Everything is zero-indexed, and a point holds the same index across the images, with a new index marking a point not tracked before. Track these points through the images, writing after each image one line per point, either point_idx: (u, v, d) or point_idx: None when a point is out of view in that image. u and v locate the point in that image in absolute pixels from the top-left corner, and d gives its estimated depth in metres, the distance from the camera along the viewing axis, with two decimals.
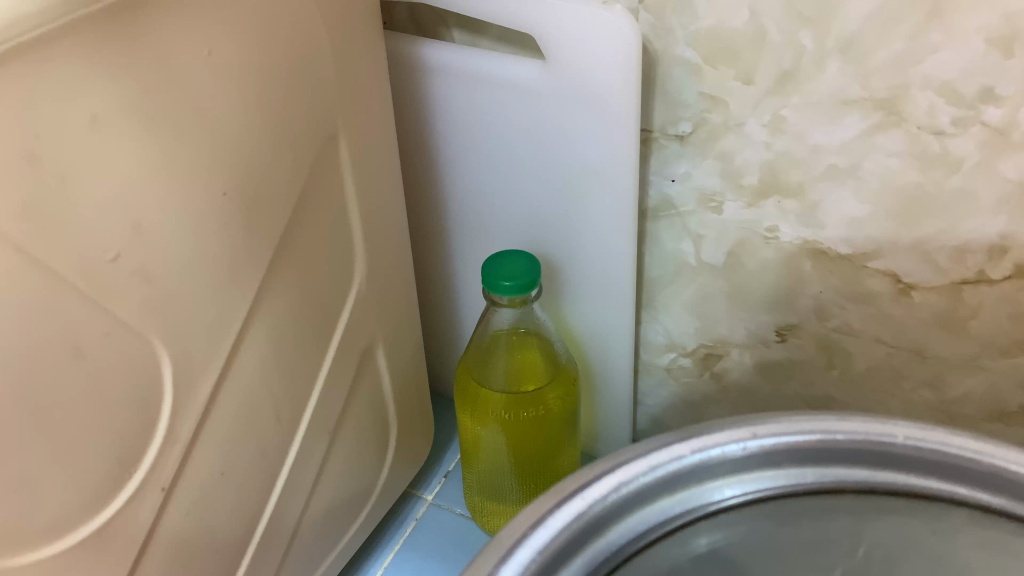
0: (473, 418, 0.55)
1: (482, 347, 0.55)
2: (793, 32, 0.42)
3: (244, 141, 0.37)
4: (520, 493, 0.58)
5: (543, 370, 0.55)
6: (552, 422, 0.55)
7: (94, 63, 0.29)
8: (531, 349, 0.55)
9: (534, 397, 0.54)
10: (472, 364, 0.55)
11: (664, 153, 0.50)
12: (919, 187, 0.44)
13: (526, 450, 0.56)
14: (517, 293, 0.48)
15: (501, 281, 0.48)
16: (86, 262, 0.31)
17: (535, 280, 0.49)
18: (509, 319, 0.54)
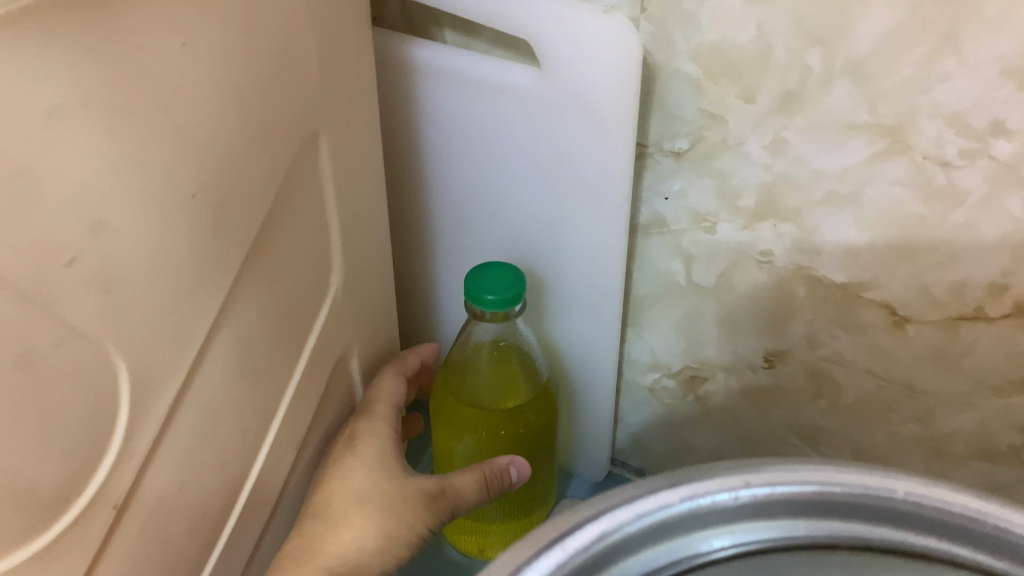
0: (448, 432, 0.54)
1: (461, 364, 0.53)
2: (799, 52, 0.40)
3: (216, 138, 0.34)
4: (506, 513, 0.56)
5: (524, 387, 0.53)
6: (534, 441, 0.54)
7: (52, 53, 0.27)
8: (512, 367, 0.53)
9: (517, 415, 0.52)
10: (449, 382, 0.53)
11: (658, 169, 0.48)
12: (921, 219, 0.42)
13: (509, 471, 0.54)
14: (501, 306, 0.46)
15: (483, 294, 0.46)
16: (39, 264, 0.28)
17: (520, 293, 0.47)
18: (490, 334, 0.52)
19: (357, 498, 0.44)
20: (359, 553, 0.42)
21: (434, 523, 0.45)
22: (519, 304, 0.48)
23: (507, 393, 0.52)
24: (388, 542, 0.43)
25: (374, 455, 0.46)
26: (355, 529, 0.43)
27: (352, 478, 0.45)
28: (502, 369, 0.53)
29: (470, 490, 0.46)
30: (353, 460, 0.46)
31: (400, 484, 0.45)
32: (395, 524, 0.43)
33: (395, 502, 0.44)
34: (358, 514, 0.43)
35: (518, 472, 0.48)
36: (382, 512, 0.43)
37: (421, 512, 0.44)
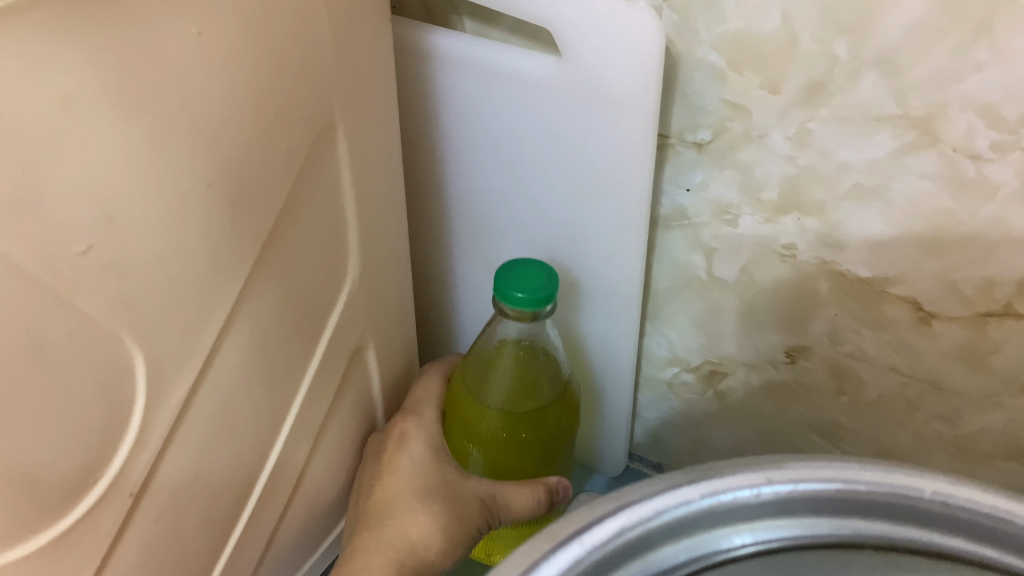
0: (464, 433, 0.53)
1: (481, 360, 0.52)
2: (827, 41, 0.39)
3: (233, 127, 0.34)
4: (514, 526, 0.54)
5: (547, 388, 0.52)
6: (554, 440, 0.53)
7: (64, 40, 0.26)
8: (536, 368, 0.52)
9: (540, 415, 0.52)
10: (471, 375, 0.52)
11: (680, 160, 0.47)
12: (949, 213, 0.41)
13: (525, 470, 0.54)
14: (533, 304, 0.45)
15: (518, 291, 0.45)
16: (50, 254, 0.28)
17: (550, 293, 0.46)
18: (517, 335, 0.51)
19: (417, 498, 0.47)
20: (428, 552, 0.45)
21: (490, 522, 0.48)
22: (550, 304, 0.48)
23: (531, 392, 0.52)
24: (455, 538, 0.46)
25: (427, 457, 0.49)
26: (419, 526, 0.46)
27: (406, 480, 0.48)
28: (526, 368, 0.52)
29: (523, 507, 0.49)
30: (404, 462, 0.49)
31: (458, 483, 0.48)
32: (459, 522, 0.47)
33: (456, 500, 0.47)
34: (421, 512, 0.46)
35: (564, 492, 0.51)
36: (444, 509, 0.46)
37: (479, 510, 0.48)
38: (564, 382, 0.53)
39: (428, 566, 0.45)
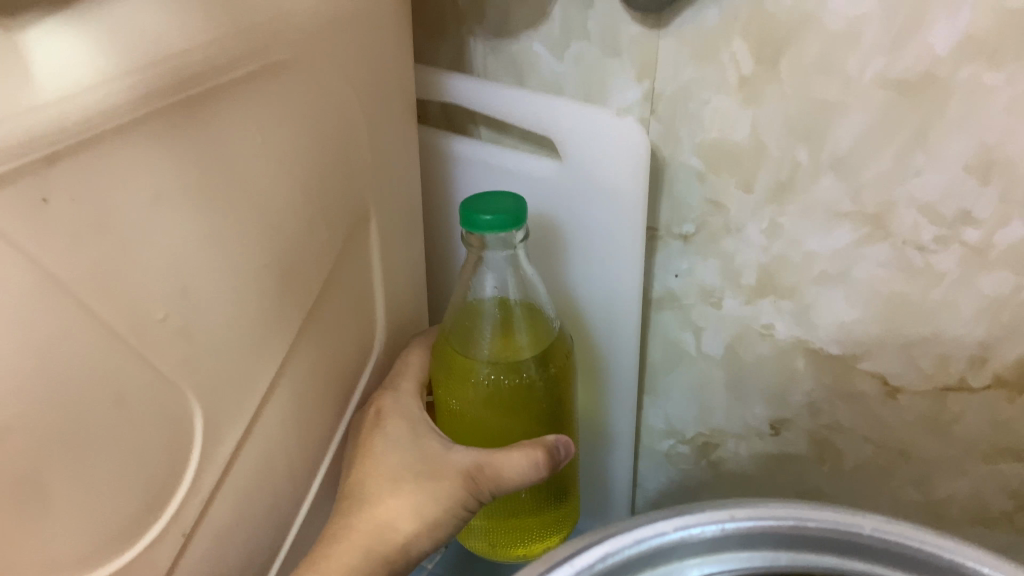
0: (450, 395, 0.49)
1: (460, 322, 0.49)
2: (790, 148, 0.46)
3: (285, 218, 0.41)
4: (505, 505, 0.50)
5: (528, 333, 0.49)
6: (542, 389, 0.49)
7: (159, 148, 0.34)
8: (515, 313, 0.50)
9: (520, 358, 0.48)
10: (452, 332, 0.49)
11: (669, 250, 0.53)
12: (903, 296, 0.47)
13: (517, 432, 0.49)
14: (499, 228, 0.43)
15: (483, 214, 0.43)
16: (135, 317, 0.35)
17: (520, 216, 0.43)
18: (492, 272, 0.49)
19: (393, 477, 0.44)
20: (396, 533, 0.42)
21: (479, 498, 0.43)
22: (520, 229, 0.45)
23: (510, 341, 0.49)
24: (428, 517, 0.43)
25: (405, 434, 0.46)
26: (396, 504, 0.43)
27: (390, 460, 0.45)
28: (506, 320, 0.49)
29: (517, 473, 0.42)
30: (381, 443, 0.46)
31: (437, 462, 0.44)
32: (436, 499, 0.43)
33: (436, 477, 0.43)
34: (400, 494, 0.44)
35: (565, 450, 0.44)
36: (423, 483, 0.43)
37: (460, 485, 0.43)
38: (549, 330, 0.50)
39: (402, 547, 0.42)
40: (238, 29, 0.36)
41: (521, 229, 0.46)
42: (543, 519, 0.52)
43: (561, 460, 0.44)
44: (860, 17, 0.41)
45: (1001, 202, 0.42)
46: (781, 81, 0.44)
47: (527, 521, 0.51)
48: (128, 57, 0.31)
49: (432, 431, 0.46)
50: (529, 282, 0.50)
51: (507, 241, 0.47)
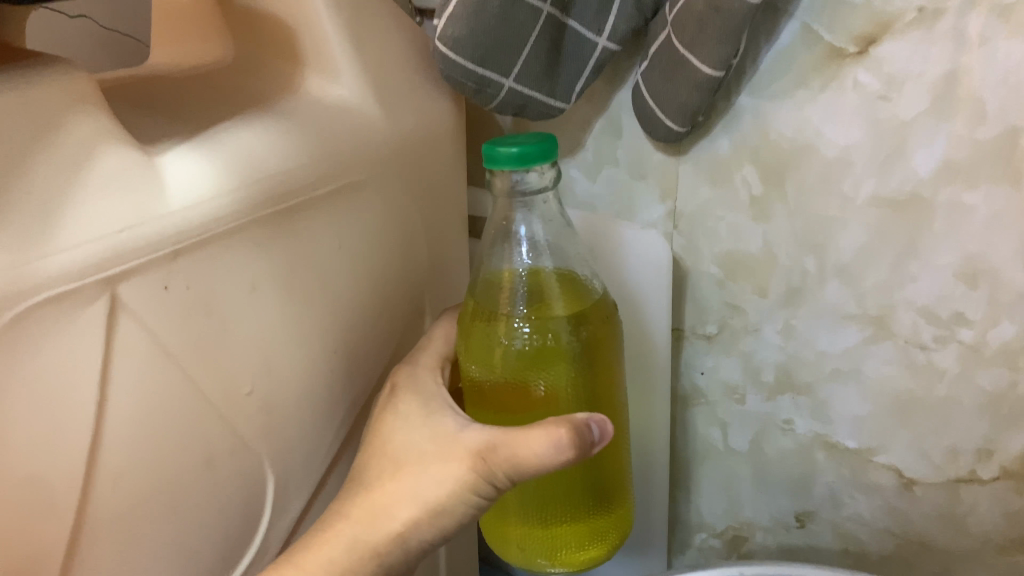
0: (479, 364, 0.47)
1: (488, 284, 0.48)
2: (799, 257, 0.52)
3: (356, 311, 0.48)
4: (541, 493, 0.48)
5: (559, 298, 0.47)
6: (571, 357, 0.47)
7: (258, 250, 0.41)
8: (547, 279, 0.48)
9: (551, 320, 0.46)
10: (481, 301, 0.48)
11: (695, 349, 0.59)
12: (910, 391, 0.51)
13: (543, 410, 0.47)
14: (522, 163, 0.42)
15: (504, 148, 0.42)
16: (228, 390, 0.41)
17: (545, 146, 0.42)
18: (523, 227, 0.48)
19: (398, 459, 0.44)
20: (394, 522, 0.42)
21: (493, 482, 0.41)
22: (549, 165, 0.44)
23: (538, 302, 0.47)
24: (431, 502, 0.42)
25: (416, 411, 0.46)
26: (404, 485, 0.43)
27: (403, 440, 0.45)
28: (534, 285, 0.48)
29: (538, 452, 0.39)
30: (402, 429, 0.45)
31: (452, 444, 0.43)
32: (442, 482, 0.42)
33: (447, 457, 0.42)
34: (402, 477, 0.43)
35: (599, 429, 0.40)
36: (430, 466, 0.42)
37: (469, 468, 0.41)
38: (581, 295, 0.48)
39: (398, 537, 0.42)
40: (324, 154, 0.44)
41: (548, 169, 0.45)
42: (579, 532, 0.48)
43: (595, 441, 0.39)
44: (850, 145, 0.47)
45: (990, 305, 0.46)
46: (786, 200, 0.51)
47: (563, 526, 0.48)
48: (235, 172, 0.39)
49: (445, 405, 0.46)
50: (560, 247, 0.49)
51: (539, 186, 0.46)
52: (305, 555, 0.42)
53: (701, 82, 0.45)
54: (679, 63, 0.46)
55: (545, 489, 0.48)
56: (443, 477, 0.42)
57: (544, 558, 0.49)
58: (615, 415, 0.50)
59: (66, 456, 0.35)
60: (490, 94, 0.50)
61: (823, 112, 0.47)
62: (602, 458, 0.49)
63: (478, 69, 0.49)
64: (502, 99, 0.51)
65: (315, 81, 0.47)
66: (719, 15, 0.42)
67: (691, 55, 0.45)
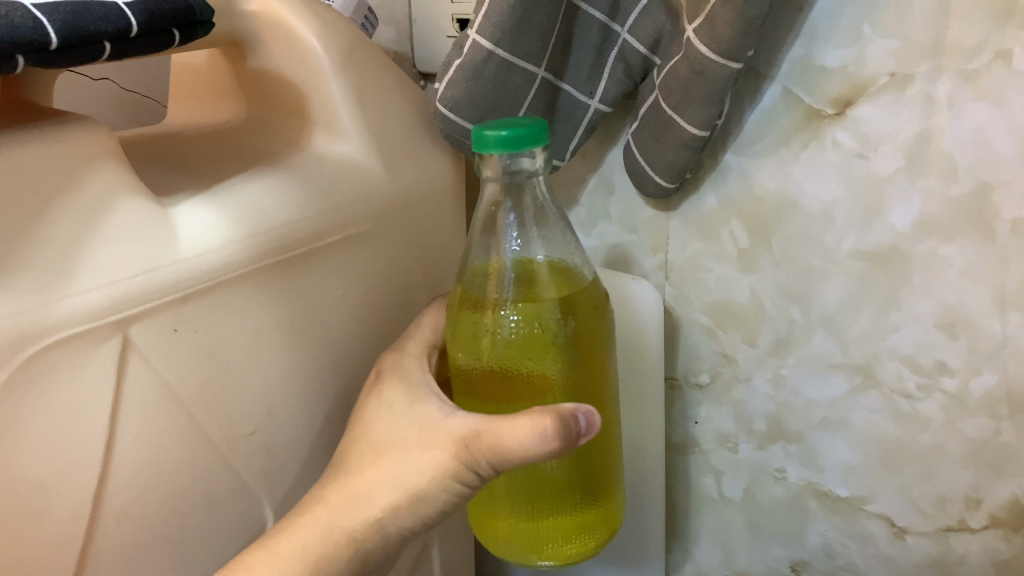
0: (468, 353, 0.46)
1: (478, 273, 0.47)
2: (785, 307, 0.53)
3: (352, 355, 0.50)
4: (530, 483, 0.48)
5: (549, 286, 0.46)
6: (560, 346, 0.45)
7: (263, 296, 0.43)
8: (537, 267, 0.47)
9: (539, 308, 0.45)
10: (470, 291, 0.47)
11: (689, 398, 0.61)
12: (898, 440, 0.52)
13: (529, 401, 0.45)
14: (511, 146, 0.40)
15: (493, 132, 0.40)
16: (230, 431, 0.43)
17: (534, 129, 0.41)
18: (513, 211, 0.47)
19: (380, 444, 0.44)
20: (372, 507, 0.43)
21: (475, 470, 0.41)
22: (539, 150, 0.43)
23: (527, 289, 0.46)
24: (410, 488, 0.42)
25: (399, 398, 0.46)
26: (385, 472, 0.43)
27: (387, 427, 0.45)
28: (523, 272, 0.47)
29: (524, 441, 0.38)
30: (387, 417, 0.45)
31: (435, 431, 0.43)
32: (422, 468, 0.42)
33: (430, 444, 0.42)
34: (383, 463, 0.43)
35: (584, 422, 0.40)
36: (412, 452, 0.43)
37: (451, 455, 0.41)
38: (572, 283, 0.46)
39: (376, 523, 0.43)
40: (326, 205, 0.46)
41: (539, 154, 0.44)
42: (567, 526, 0.48)
43: (580, 432, 0.39)
44: (830, 202, 0.49)
45: (970, 354, 0.47)
46: (772, 252, 0.53)
47: (549, 518, 0.48)
48: (244, 226, 0.42)
49: (430, 394, 0.46)
50: (551, 234, 0.48)
51: (531, 171, 0.45)
52: (279, 539, 0.42)
53: (687, 141, 0.48)
54: (667, 123, 0.48)
55: (536, 473, 0.48)
56: (423, 465, 0.42)
57: (531, 551, 0.48)
58: (607, 410, 0.49)
59: (74, 491, 0.37)
60: None
61: (804, 169, 0.49)
62: (590, 451, 0.49)
63: None
64: None
65: (321, 138, 0.50)
66: (704, 78, 0.45)
67: (678, 116, 0.47)
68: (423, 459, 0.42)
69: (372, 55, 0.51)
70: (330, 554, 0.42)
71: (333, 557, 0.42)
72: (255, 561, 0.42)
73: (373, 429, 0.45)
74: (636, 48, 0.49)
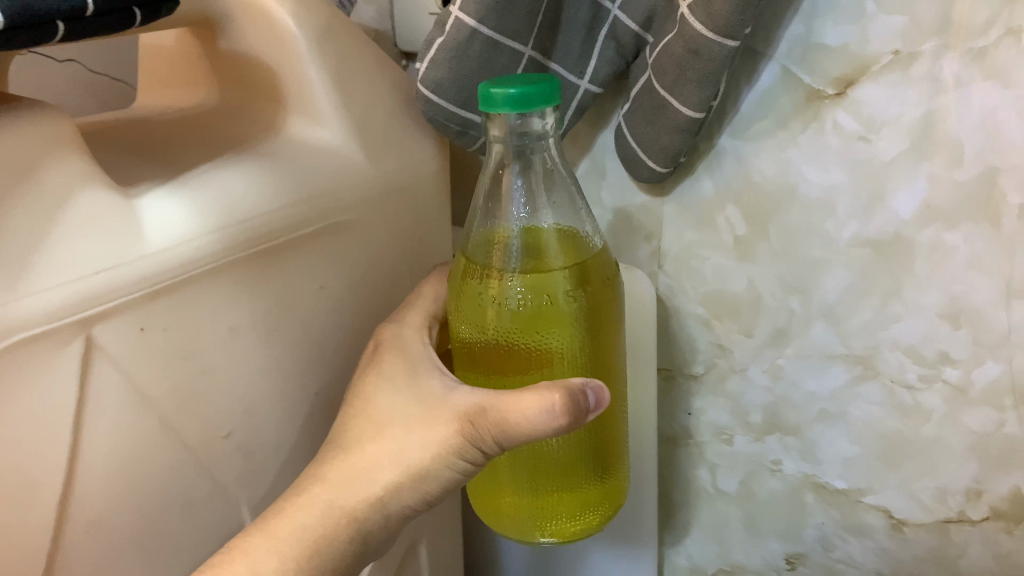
0: (472, 325, 0.44)
1: (482, 241, 0.45)
2: (783, 297, 0.51)
3: (333, 351, 0.48)
4: (533, 461, 0.46)
5: (557, 255, 0.44)
6: (568, 318, 0.43)
7: (238, 291, 0.41)
8: (545, 235, 0.45)
9: (548, 278, 0.43)
10: (474, 259, 0.44)
11: (684, 390, 0.59)
12: (898, 432, 0.50)
13: (536, 374, 0.44)
14: (521, 106, 0.37)
15: (500, 90, 0.37)
16: (205, 434, 0.41)
17: (547, 87, 0.38)
18: (520, 175, 0.44)
19: (380, 420, 0.42)
20: (374, 485, 0.41)
21: (480, 446, 0.40)
22: (550, 109, 0.40)
23: (535, 258, 0.44)
24: (414, 466, 0.41)
25: (400, 372, 0.44)
26: (387, 449, 0.41)
27: (386, 402, 0.43)
28: (531, 241, 0.45)
29: (531, 418, 0.37)
30: (386, 391, 0.43)
31: (438, 406, 0.41)
32: (426, 446, 0.41)
33: (433, 420, 0.41)
34: (384, 440, 0.42)
35: (594, 398, 0.39)
36: (415, 429, 0.41)
37: (458, 431, 0.40)
38: (583, 252, 0.44)
39: (378, 502, 0.41)
40: (303, 195, 0.44)
41: (550, 114, 0.41)
42: (571, 503, 0.46)
43: (590, 408, 0.38)
44: (831, 187, 0.47)
45: (974, 345, 0.46)
46: (770, 240, 0.51)
47: (554, 496, 0.46)
48: (215, 216, 0.39)
49: (433, 368, 0.44)
50: (561, 200, 0.45)
51: (541, 133, 0.42)
52: (276, 520, 0.39)
53: (682, 124, 0.46)
54: (661, 106, 0.46)
55: (540, 450, 0.46)
56: (429, 441, 0.40)
57: (535, 530, 0.47)
58: (614, 383, 0.47)
59: (37, 506, 0.35)
60: (472, 136, 0.51)
61: (804, 153, 0.47)
62: (599, 426, 0.47)
63: (461, 113, 0.49)
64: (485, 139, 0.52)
65: (297, 123, 0.47)
66: (700, 57, 0.42)
67: (672, 97, 0.45)
68: (429, 435, 0.40)
69: (350, 35, 0.48)
70: (332, 536, 0.40)
71: (334, 539, 0.40)
72: (253, 544, 0.39)
73: (370, 405, 0.43)
74: (627, 26, 0.47)
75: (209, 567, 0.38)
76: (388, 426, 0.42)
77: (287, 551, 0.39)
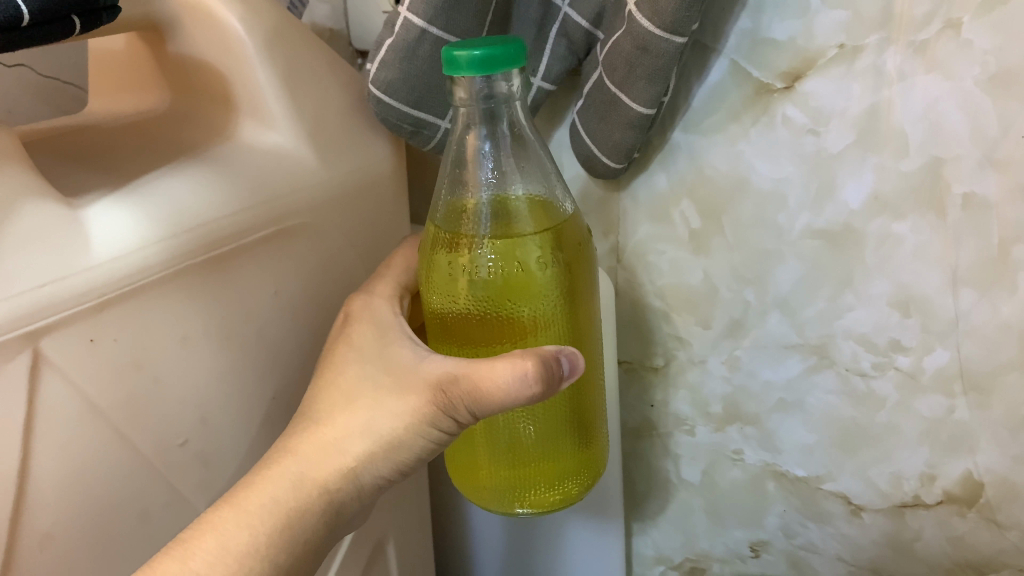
0: (444, 294, 0.44)
1: (450, 211, 0.44)
2: (738, 289, 0.52)
3: (290, 354, 0.48)
4: (509, 431, 0.46)
5: (527, 222, 0.44)
6: (541, 286, 0.43)
7: (190, 299, 0.41)
8: (516, 205, 0.45)
9: (518, 246, 0.43)
10: (444, 229, 0.44)
11: (645, 382, 0.60)
12: (853, 419, 0.51)
13: (510, 343, 0.43)
14: (486, 67, 0.37)
15: (464, 52, 0.37)
16: (161, 444, 0.41)
17: (510, 48, 0.37)
18: (489, 140, 0.44)
19: (349, 391, 0.42)
20: (345, 457, 0.41)
21: (453, 415, 0.39)
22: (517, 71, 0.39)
23: (505, 227, 0.44)
24: (385, 436, 0.41)
25: (371, 343, 0.44)
26: (357, 420, 0.41)
27: (356, 373, 0.43)
28: (500, 210, 0.44)
29: (505, 384, 0.37)
30: (355, 364, 0.43)
31: (408, 376, 0.41)
32: (397, 415, 0.40)
33: (403, 389, 0.41)
34: (354, 411, 0.41)
35: (569, 364, 0.38)
36: (385, 399, 0.41)
37: (430, 399, 0.40)
38: (554, 218, 0.44)
39: (351, 474, 0.41)
40: (253, 196, 0.43)
41: (516, 76, 0.40)
42: (548, 474, 0.46)
43: (563, 375, 0.38)
44: (781, 180, 0.48)
45: (924, 333, 0.47)
46: (724, 235, 0.51)
47: (530, 466, 0.46)
48: (165, 223, 0.39)
49: (404, 336, 0.44)
50: (529, 167, 0.45)
51: (507, 96, 0.41)
52: (246, 494, 0.39)
53: (633, 120, 0.46)
54: (612, 103, 0.46)
55: (516, 421, 0.46)
56: (399, 409, 0.40)
57: (512, 501, 0.47)
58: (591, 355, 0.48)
59: None
60: (426, 136, 0.51)
61: (755, 147, 0.48)
62: (575, 397, 0.47)
63: (413, 112, 0.49)
64: (439, 140, 0.52)
65: (248, 126, 0.47)
66: (648, 54, 0.43)
67: (622, 94, 0.45)
68: (399, 404, 0.40)
69: (299, 37, 0.48)
70: (302, 507, 0.40)
71: (305, 511, 0.40)
72: (224, 520, 0.38)
73: (341, 376, 0.43)
74: (577, 23, 0.47)
75: (178, 544, 0.37)
76: (358, 397, 0.42)
77: (257, 525, 0.38)
